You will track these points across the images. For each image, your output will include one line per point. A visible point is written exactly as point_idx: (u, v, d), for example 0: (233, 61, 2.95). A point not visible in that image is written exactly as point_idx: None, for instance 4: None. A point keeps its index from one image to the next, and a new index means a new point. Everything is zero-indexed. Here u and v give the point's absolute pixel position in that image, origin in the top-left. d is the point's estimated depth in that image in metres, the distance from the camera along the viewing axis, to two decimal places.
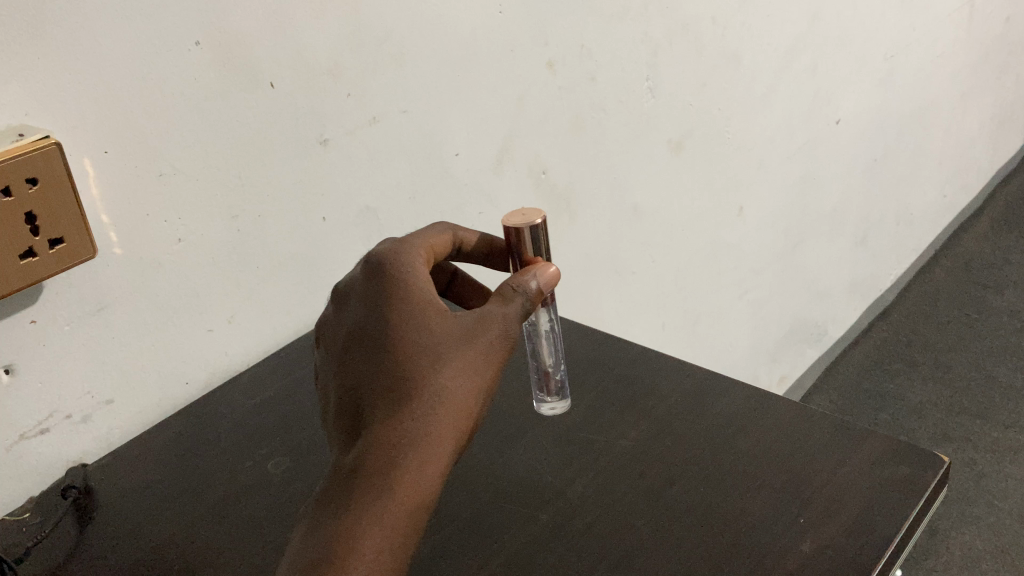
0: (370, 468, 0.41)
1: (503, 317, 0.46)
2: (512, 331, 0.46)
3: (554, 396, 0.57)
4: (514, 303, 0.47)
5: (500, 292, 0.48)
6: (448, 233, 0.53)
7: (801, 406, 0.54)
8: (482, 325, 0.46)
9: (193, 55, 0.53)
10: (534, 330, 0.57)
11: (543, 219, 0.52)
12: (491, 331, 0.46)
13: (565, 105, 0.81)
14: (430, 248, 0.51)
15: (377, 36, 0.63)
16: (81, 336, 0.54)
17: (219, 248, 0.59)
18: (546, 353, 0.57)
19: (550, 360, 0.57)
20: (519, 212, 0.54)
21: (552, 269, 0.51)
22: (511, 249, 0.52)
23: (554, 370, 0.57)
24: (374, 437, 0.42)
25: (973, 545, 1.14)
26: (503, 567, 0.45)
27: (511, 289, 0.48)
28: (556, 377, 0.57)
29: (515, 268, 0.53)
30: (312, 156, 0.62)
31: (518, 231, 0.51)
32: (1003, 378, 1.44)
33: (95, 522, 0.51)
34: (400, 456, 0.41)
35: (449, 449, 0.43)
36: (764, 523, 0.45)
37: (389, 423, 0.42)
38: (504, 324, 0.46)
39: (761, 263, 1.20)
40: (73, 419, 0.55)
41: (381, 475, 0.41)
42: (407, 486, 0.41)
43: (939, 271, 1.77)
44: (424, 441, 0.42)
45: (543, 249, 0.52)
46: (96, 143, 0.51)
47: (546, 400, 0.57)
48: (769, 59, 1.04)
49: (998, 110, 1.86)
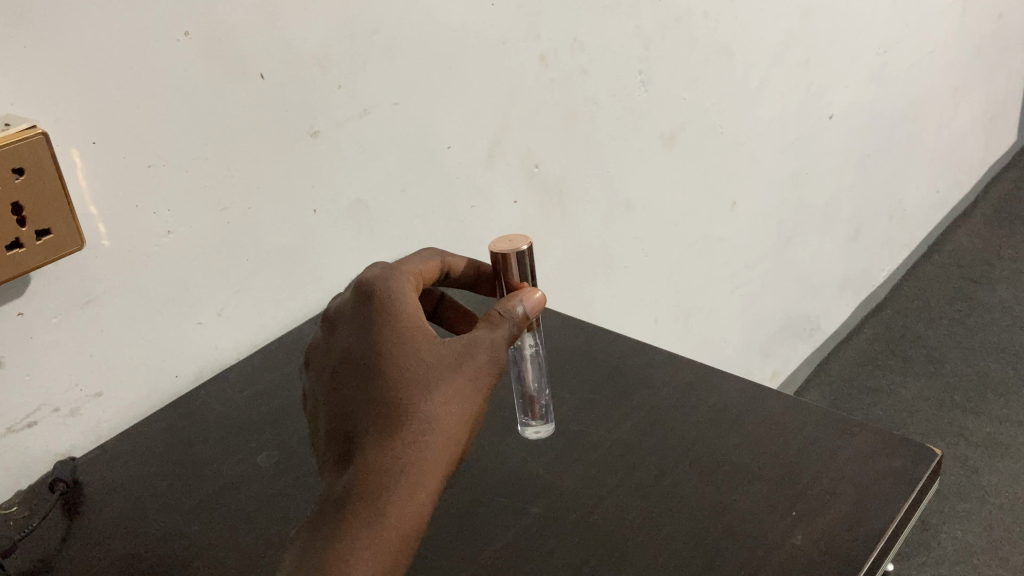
0: (359, 494, 0.42)
1: (490, 343, 0.47)
2: (500, 356, 0.47)
3: (539, 419, 0.54)
4: (501, 327, 0.48)
5: (486, 317, 0.48)
6: (437, 259, 0.54)
7: (790, 399, 0.54)
8: (469, 351, 0.46)
9: (182, 48, 0.53)
10: (520, 353, 0.56)
11: (529, 245, 0.52)
12: (479, 356, 0.46)
13: (557, 98, 0.81)
14: (419, 275, 0.51)
15: (368, 28, 0.63)
16: (69, 328, 0.53)
17: (207, 243, 0.59)
18: (530, 376, 0.55)
19: (535, 384, 0.55)
20: (506, 237, 0.53)
21: (538, 294, 0.51)
22: (497, 276, 0.52)
23: (539, 394, 0.54)
24: (364, 463, 0.42)
25: (964, 539, 1.14)
26: (492, 561, 0.44)
27: (498, 314, 0.48)
28: (541, 400, 0.54)
29: (501, 294, 0.53)
30: (302, 149, 0.62)
31: (505, 259, 0.51)
32: (996, 373, 1.44)
33: (83, 515, 0.51)
34: (389, 483, 0.42)
35: (439, 475, 0.43)
36: (754, 516, 0.45)
37: (378, 448, 0.43)
38: (491, 350, 0.47)
39: (754, 258, 1.20)
40: (61, 413, 0.55)
41: (370, 502, 0.41)
42: (395, 512, 0.41)
43: (931, 267, 1.77)
44: (412, 467, 0.42)
45: (529, 274, 0.52)
46: (83, 134, 0.51)
47: (530, 423, 0.54)
48: (762, 53, 1.04)
49: (991, 107, 1.86)
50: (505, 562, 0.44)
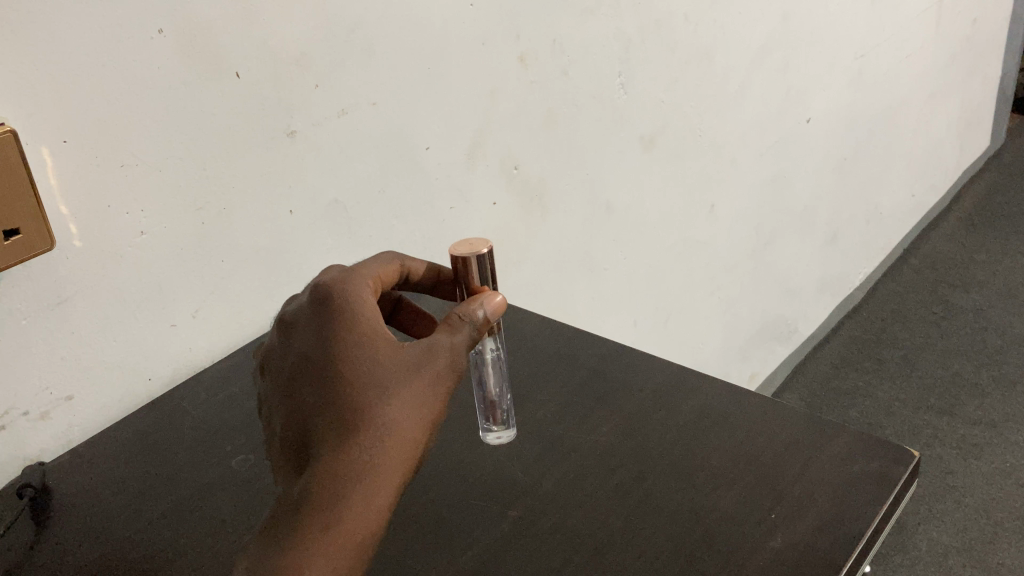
0: (315, 500, 0.41)
1: (450, 348, 0.46)
2: (460, 361, 0.46)
3: (500, 424, 0.53)
4: (461, 332, 0.47)
5: (446, 321, 0.48)
6: (396, 263, 0.53)
7: (771, 402, 0.54)
8: (429, 356, 0.45)
9: (156, 44, 0.52)
10: (480, 358, 0.56)
11: (489, 249, 0.51)
12: (438, 361, 0.45)
13: (538, 98, 0.80)
14: (378, 278, 0.51)
15: (346, 27, 0.62)
16: (40, 328, 0.52)
17: (182, 243, 0.58)
18: (491, 381, 0.55)
19: (495, 389, 0.55)
20: (466, 240, 0.53)
21: (499, 297, 0.50)
22: (457, 279, 0.52)
23: (500, 398, 0.54)
24: (319, 470, 0.42)
25: (939, 540, 1.15)
26: (472, 565, 0.44)
27: (458, 318, 0.48)
28: (502, 405, 0.54)
29: (462, 297, 0.52)
30: (278, 149, 0.61)
31: (465, 261, 0.50)
32: (970, 376, 1.45)
33: (53, 519, 0.50)
34: (346, 489, 0.41)
35: (396, 481, 0.42)
36: (734, 518, 0.45)
37: (335, 453, 0.42)
38: (451, 355, 0.46)
39: (732, 262, 1.20)
40: (30, 416, 0.54)
41: (325, 510, 0.40)
42: (351, 519, 0.40)
43: (907, 271, 1.79)
44: (369, 475, 0.41)
45: (490, 277, 0.52)
46: (54, 132, 0.50)
47: (492, 428, 0.53)
48: (741, 57, 1.04)
49: (966, 112, 1.88)
50: (484, 568, 0.44)
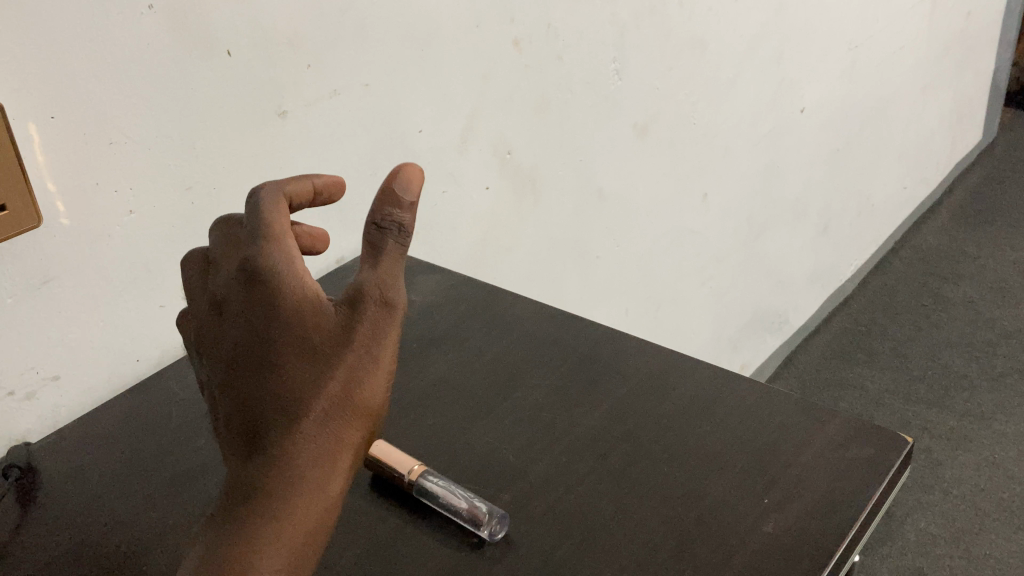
0: (267, 491, 0.38)
1: (380, 289, 0.40)
2: (396, 298, 0.40)
3: (482, 518, 0.44)
4: (388, 257, 0.40)
5: (369, 246, 0.41)
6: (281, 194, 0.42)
7: (764, 387, 0.54)
8: (361, 309, 0.39)
9: (145, 20, 0.51)
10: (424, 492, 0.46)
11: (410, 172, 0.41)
12: (372, 312, 0.40)
13: (531, 84, 0.80)
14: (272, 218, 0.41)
15: (338, 7, 0.62)
16: (26, 307, 0.52)
17: (172, 222, 0.57)
18: (443, 497, 0.45)
19: (449, 497, 0.45)
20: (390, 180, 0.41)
21: (415, 183, 0.41)
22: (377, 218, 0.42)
23: (458, 499, 0.44)
24: (267, 462, 0.38)
25: (927, 530, 1.15)
26: (463, 547, 0.43)
27: (377, 237, 0.41)
28: (466, 503, 0.44)
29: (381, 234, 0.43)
30: (268, 128, 0.60)
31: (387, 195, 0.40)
32: (959, 368, 1.46)
33: (38, 500, 0.49)
34: (298, 478, 0.38)
35: (350, 452, 0.40)
36: (725, 504, 0.45)
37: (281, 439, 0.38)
38: (384, 297, 0.40)
39: (724, 251, 1.21)
40: (16, 397, 0.53)
41: (279, 504, 0.38)
42: (311, 506, 0.38)
43: (898, 263, 1.79)
44: (321, 456, 0.39)
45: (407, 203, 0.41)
46: (41, 108, 0.49)
47: (484, 528, 0.44)
48: (734, 45, 1.04)
49: (958, 105, 1.88)
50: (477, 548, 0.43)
